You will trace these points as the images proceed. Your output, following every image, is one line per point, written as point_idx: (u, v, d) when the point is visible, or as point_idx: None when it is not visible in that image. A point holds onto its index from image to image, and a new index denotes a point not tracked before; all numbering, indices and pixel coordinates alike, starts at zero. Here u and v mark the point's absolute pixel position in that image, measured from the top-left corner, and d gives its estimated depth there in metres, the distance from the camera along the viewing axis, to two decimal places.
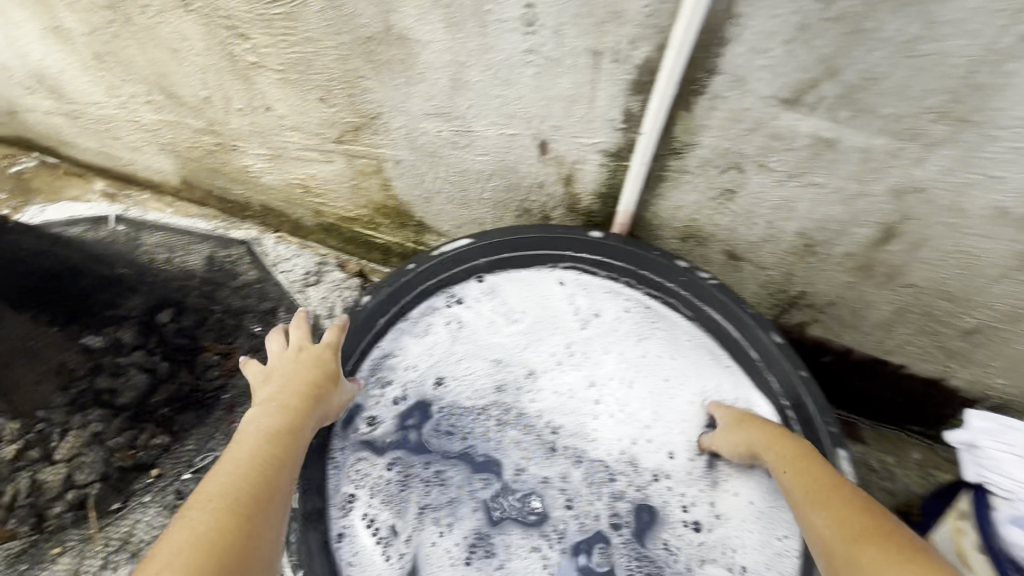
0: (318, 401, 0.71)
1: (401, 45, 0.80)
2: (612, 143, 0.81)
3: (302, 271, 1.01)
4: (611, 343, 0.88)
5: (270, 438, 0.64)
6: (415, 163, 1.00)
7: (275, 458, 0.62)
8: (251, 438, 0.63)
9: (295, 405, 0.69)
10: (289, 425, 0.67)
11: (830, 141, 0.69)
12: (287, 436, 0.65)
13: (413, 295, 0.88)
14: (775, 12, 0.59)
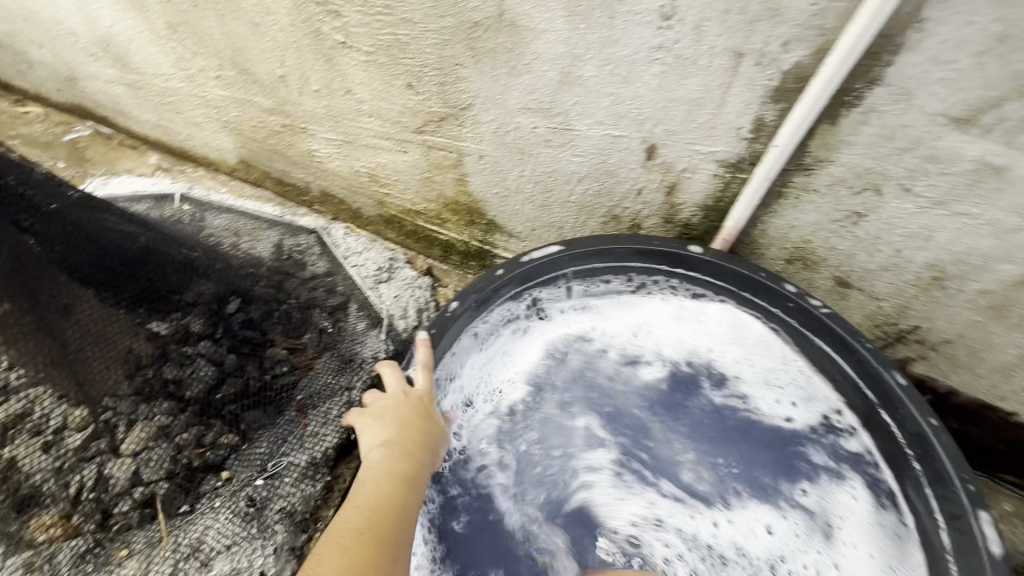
0: (427, 448, 0.68)
1: (511, 32, 0.74)
2: (733, 154, 0.74)
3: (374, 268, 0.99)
4: (689, 357, 0.90)
5: (389, 481, 0.61)
6: (499, 160, 0.94)
7: (402, 506, 0.60)
8: (377, 483, 0.60)
9: (411, 450, 0.66)
10: (409, 470, 0.64)
11: (999, 168, 0.61)
12: (409, 479, 0.63)
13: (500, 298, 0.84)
14: (973, 19, 0.52)
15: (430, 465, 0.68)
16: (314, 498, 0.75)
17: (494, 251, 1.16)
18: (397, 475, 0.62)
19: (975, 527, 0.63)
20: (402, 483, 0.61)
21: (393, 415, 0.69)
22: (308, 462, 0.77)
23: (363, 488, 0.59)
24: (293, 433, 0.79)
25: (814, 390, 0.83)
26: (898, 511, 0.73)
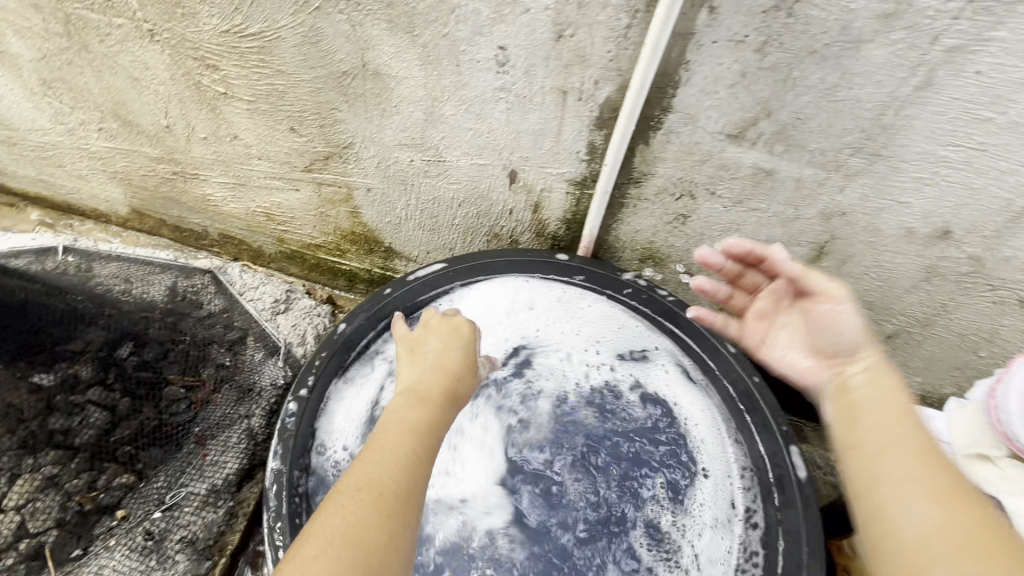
0: (455, 386, 0.71)
1: (376, 80, 0.84)
2: (578, 173, 0.88)
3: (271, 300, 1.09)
4: (552, 329, 0.94)
5: (412, 431, 0.63)
6: (385, 191, 1.03)
7: (414, 455, 0.60)
8: (391, 436, 0.62)
9: (430, 398, 0.68)
10: (424, 418, 0.65)
11: (769, 171, 0.78)
12: (422, 428, 0.64)
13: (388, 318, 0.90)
14: (720, 61, 0.68)
15: (449, 413, 0.68)
16: (217, 524, 0.84)
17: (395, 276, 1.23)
18: (412, 423, 0.64)
19: (790, 459, 0.78)
20: (415, 433, 0.63)
21: (433, 350, 0.76)
22: (209, 490, 0.86)
23: (388, 438, 0.62)
24: (192, 463, 0.87)
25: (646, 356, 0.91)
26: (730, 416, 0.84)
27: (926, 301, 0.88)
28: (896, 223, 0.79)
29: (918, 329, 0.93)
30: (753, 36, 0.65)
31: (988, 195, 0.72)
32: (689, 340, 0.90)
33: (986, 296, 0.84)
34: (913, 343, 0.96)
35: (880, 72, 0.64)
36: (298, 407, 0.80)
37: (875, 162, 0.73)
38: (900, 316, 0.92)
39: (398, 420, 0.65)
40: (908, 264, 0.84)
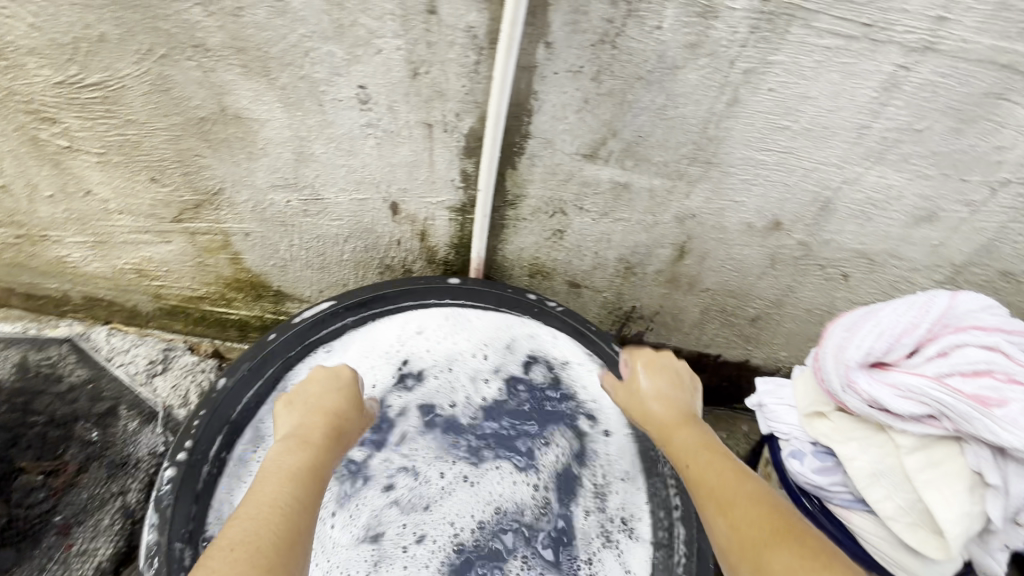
0: (337, 430, 0.72)
1: (238, 124, 0.83)
2: (456, 200, 0.91)
3: (146, 362, 1.03)
4: (451, 347, 0.95)
5: (290, 479, 0.63)
6: (266, 234, 1.00)
7: (293, 503, 0.61)
8: (268, 486, 0.62)
9: (312, 441, 0.69)
10: (304, 465, 0.66)
11: (625, 184, 0.87)
12: (302, 476, 0.64)
13: (277, 366, 0.86)
14: (563, 90, 0.75)
15: (331, 455, 0.69)
16: None
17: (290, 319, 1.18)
18: (289, 473, 0.64)
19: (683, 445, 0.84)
20: (294, 479, 0.63)
21: (318, 397, 0.76)
22: None
23: (264, 490, 0.61)
24: (56, 557, 0.85)
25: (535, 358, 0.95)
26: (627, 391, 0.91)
27: (775, 284, 1.01)
28: (738, 220, 0.90)
29: (774, 310, 1.06)
30: (587, 66, 0.72)
31: (800, 188, 0.85)
32: (582, 340, 0.95)
33: (818, 273, 0.97)
34: (773, 322, 1.08)
35: (696, 92, 0.74)
36: (175, 472, 0.74)
37: (709, 169, 0.83)
38: (757, 300, 1.04)
39: (278, 470, 0.65)
40: (753, 254, 0.96)
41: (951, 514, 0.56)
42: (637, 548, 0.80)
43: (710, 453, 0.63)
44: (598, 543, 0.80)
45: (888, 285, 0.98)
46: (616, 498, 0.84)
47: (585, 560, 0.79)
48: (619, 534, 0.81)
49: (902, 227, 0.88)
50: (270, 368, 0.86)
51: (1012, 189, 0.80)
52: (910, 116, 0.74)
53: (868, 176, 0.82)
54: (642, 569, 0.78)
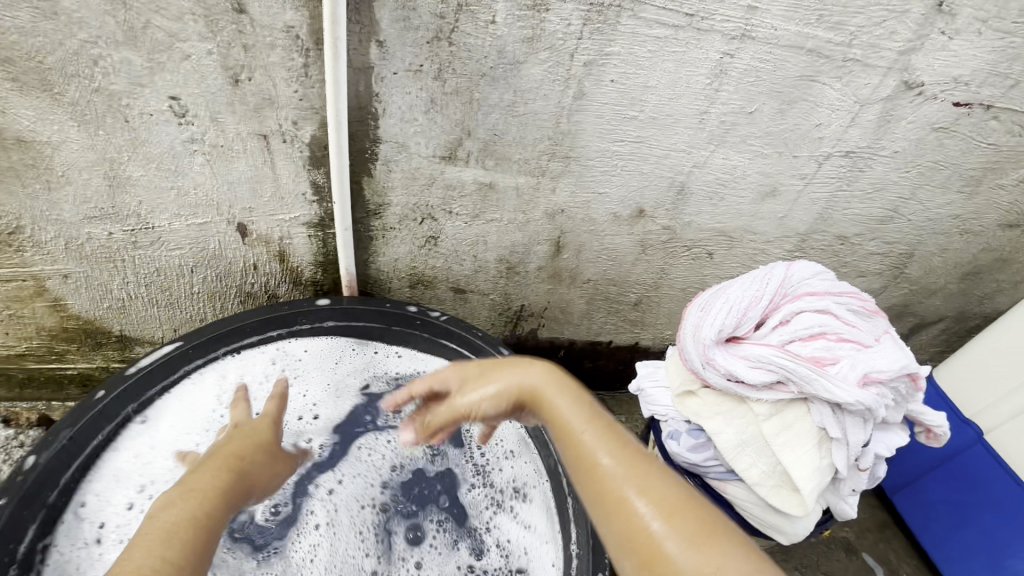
0: (238, 475, 0.61)
1: (23, 148, 0.69)
2: (312, 215, 0.84)
3: None
4: (309, 377, 0.91)
5: (169, 536, 0.51)
6: (90, 273, 0.86)
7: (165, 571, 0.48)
8: (136, 550, 0.49)
9: (203, 489, 0.57)
10: (190, 518, 0.54)
11: (490, 185, 0.84)
12: (185, 535, 0.52)
13: (102, 434, 0.76)
14: (406, 90, 0.71)
15: (226, 506, 0.58)
16: None
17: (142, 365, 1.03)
18: (166, 530, 0.52)
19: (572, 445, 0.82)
20: (176, 537, 0.51)
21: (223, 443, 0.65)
22: None
23: (130, 556, 0.49)
24: None
25: (373, 383, 0.93)
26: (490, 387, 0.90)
27: (650, 268, 1.04)
28: (605, 210, 0.92)
29: (654, 293, 1.10)
30: (427, 65, 0.69)
31: (656, 175, 0.87)
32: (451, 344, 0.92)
33: (686, 254, 1.02)
34: (654, 304, 1.12)
35: (543, 86, 0.73)
36: None
37: (569, 163, 0.83)
38: (637, 285, 1.07)
39: (155, 525, 0.52)
40: (626, 241, 0.98)
41: (804, 471, 0.60)
42: (529, 509, 0.83)
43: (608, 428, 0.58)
44: (489, 512, 0.83)
45: (749, 259, 1.05)
46: (503, 472, 0.86)
47: (482, 529, 0.81)
48: (511, 500, 0.83)
49: (751, 204, 0.95)
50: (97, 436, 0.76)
51: (834, 161, 0.88)
52: (741, 100, 0.79)
53: (714, 159, 0.86)
54: (535, 522, 0.81)
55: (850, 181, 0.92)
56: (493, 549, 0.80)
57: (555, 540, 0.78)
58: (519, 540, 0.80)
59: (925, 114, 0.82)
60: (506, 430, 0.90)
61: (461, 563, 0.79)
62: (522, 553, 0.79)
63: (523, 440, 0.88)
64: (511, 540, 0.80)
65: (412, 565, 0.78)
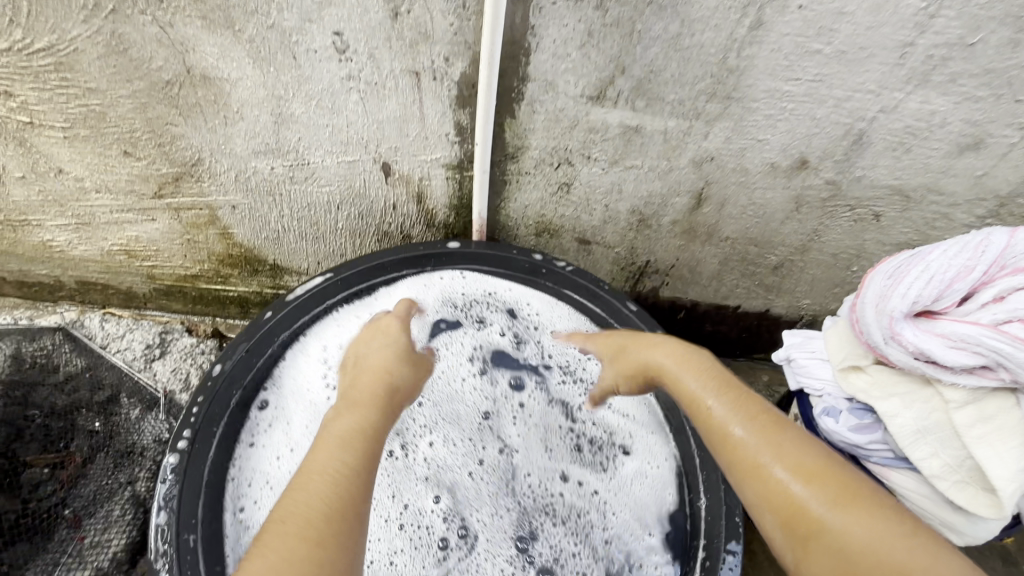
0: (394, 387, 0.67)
1: (207, 85, 0.75)
2: (452, 156, 0.84)
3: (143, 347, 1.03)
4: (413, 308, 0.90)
5: (344, 442, 0.59)
6: (253, 206, 0.94)
7: (344, 469, 0.56)
8: (321, 454, 0.58)
9: (366, 401, 0.64)
10: (359, 426, 0.61)
11: (636, 128, 0.79)
12: (357, 440, 0.59)
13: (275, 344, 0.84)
14: (564, 21, 0.66)
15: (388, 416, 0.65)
16: None
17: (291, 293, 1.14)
18: (343, 437, 0.59)
19: None
20: (351, 442, 0.59)
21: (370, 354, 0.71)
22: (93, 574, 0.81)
23: (317, 457, 0.57)
24: (69, 551, 0.82)
25: (445, 314, 0.90)
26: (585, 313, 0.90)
27: (801, 228, 0.94)
28: (760, 160, 0.82)
29: (798, 257, 1.00)
30: None
31: (831, 122, 0.77)
32: (567, 293, 0.91)
33: (847, 215, 0.91)
34: (796, 270, 1.03)
35: (715, 15, 0.65)
36: (179, 460, 0.73)
37: (729, 105, 0.75)
38: (781, 247, 0.98)
39: (333, 431, 0.60)
40: (779, 197, 0.88)
41: (1005, 471, 0.53)
42: (626, 392, 0.86)
43: (742, 396, 0.58)
44: (588, 395, 0.86)
45: (925, 223, 0.91)
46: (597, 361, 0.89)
47: (584, 412, 0.85)
48: None
49: (943, 158, 0.81)
50: (268, 347, 0.84)
51: None
52: (962, 28, 0.65)
53: (909, 102, 0.73)
54: (633, 405, 0.85)
55: None
56: (592, 422, 0.84)
57: (661, 430, 0.83)
58: (621, 426, 0.84)
59: None
60: (573, 338, 0.90)
61: (563, 421, 0.84)
62: (626, 433, 0.83)
63: None
64: (611, 424, 0.84)
65: (516, 429, 0.83)
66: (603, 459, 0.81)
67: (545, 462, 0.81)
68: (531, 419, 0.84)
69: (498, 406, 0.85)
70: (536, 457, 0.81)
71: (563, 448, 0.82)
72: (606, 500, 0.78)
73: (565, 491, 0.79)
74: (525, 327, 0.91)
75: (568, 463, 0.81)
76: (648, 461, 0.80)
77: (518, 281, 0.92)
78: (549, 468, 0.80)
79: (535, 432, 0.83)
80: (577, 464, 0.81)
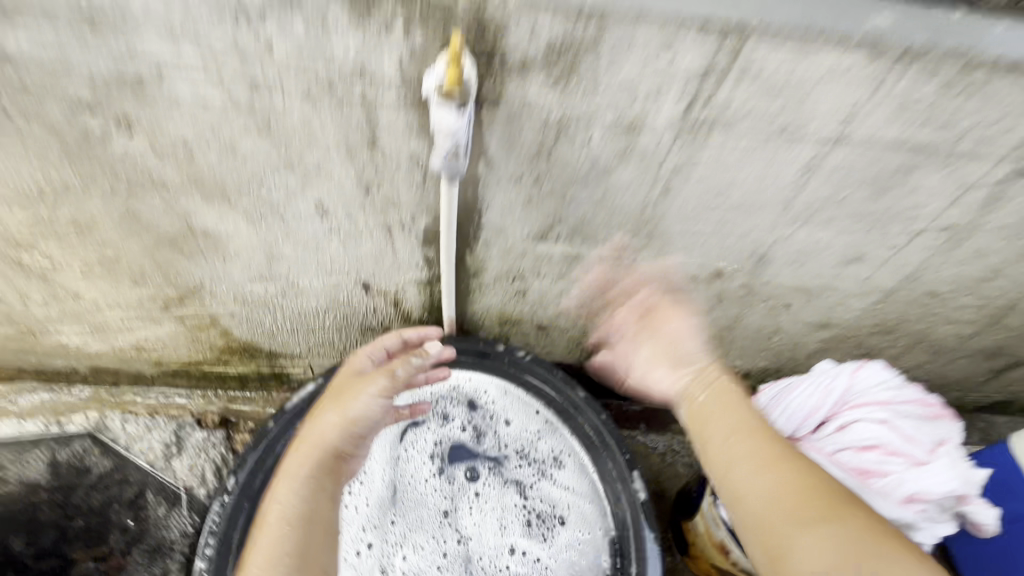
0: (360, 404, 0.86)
1: (207, 236, 0.88)
2: (422, 276, 0.98)
3: (162, 447, 1.17)
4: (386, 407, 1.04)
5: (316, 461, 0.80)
6: (250, 313, 1.07)
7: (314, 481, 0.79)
8: (300, 470, 0.78)
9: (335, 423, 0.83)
10: (329, 446, 0.81)
11: (576, 254, 0.93)
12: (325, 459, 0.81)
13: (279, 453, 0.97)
14: (508, 192, 0.80)
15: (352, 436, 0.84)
16: None
17: (286, 372, 1.27)
18: (315, 453, 0.80)
19: (632, 485, 0.96)
20: (319, 461, 0.80)
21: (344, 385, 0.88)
22: None
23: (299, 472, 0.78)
24: None
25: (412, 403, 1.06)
26: (536, 403, 1.06)
27: (725, 314, 1.10)
28: (683, 272, 0.98)
29: (726, 333, 1.16)
30: (527, 173, 0.77)
31: (737, 246, 0.92)
32: (524, 379, 1.06)
33: (762, 305, 1.07)
34: (726, 341, 1.19)
35: (631, 186, 0.79)
36: (204, 564, 0.89)
37: (652, 238, 0.90)
38: (710, 327, 1.14)
39: (311, 447, 0.81)
40: (703, 294, 1.04)
41: None
42: (568, 472, 1.01)
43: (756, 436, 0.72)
44: (535, 476, 1.02)
45: (827, 308, 1.08)
46: (544, 444, 1.04)
47: (533, 495, 1.01)
48: (552, 466, 1.02)
49: (833, 267, 0.97)
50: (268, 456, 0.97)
51: (921, 234, 0.90)
52: (829, 189, 0.81)
53: (798, 233, 0.89)
54: (574, 480, 1.01)
55: (946, 250, 0.93)
56: (539, 499, 1.00)
57: (597, 496, 0.98)
58: (564, 497, 1.00)
59: None
60: (519, 423, 1.06)
61: (514, 501, 1.01)
62: (568, 504, 0.99)
63: (548, 420, 1.05)
64: (556, 496, 1.00)
65: (472, 514, 1.00)
66: (546, 531, 0.98)
67: (496, 540, 0.98)
68: (485, 506, 1.00)
69: (456, 501, 1.00)
70: (490, 535, 0.98)
71: (514, 524, 0.99)
72: (547, 566, 0.95)
73: (515, 563, 0.96)
74: (482, 422, 1.06)
75: (516, 538, 0.98)
76: (584, 527, 0.97)
77: (479, 370, 1.07)
78: (499, 545, 0.98)
79: (490, 514, 1.00)
80: (524, 537, 0.98)
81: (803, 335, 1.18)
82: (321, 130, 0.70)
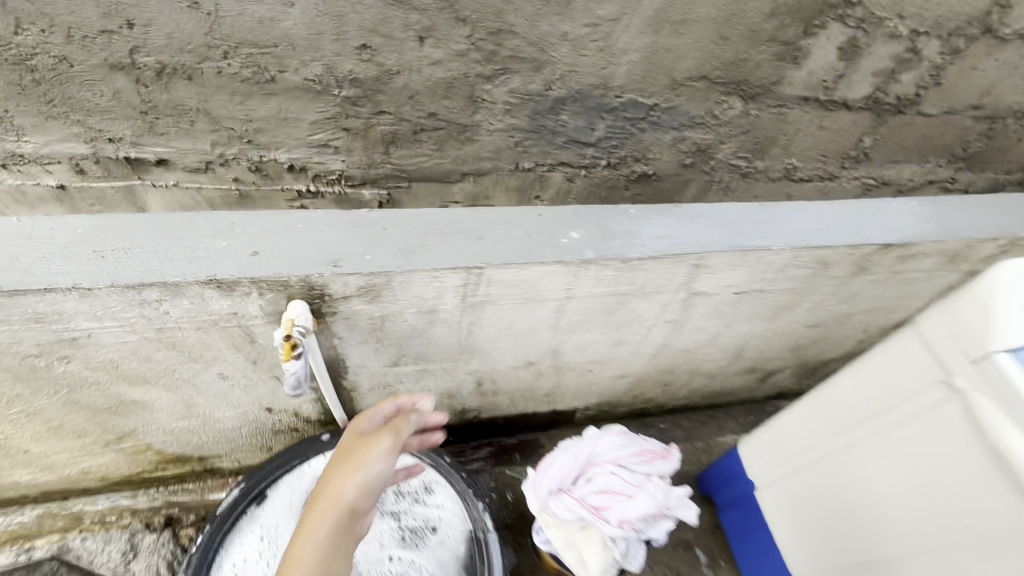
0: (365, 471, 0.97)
1: (135, 402, 1.15)
2: (312, 397, 1.29)
3: (120, 555, 1.43)
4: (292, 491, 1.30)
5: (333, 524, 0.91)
6: (178, 437, 1.34)
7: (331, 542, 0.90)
8: (319, 533, 0.90)
9: (347, 486, 0.95)
10: (343, 509, 0.93)
11: (424, 368, 1.29)
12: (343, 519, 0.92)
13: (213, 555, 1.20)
14: (360, 347, 1.14)
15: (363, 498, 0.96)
16: None
17: (216, 466, 1.54)
18: (331, 517, 0.92)
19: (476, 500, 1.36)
20: (335, 523, 0.91)
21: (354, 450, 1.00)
22: None
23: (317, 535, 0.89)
24: None
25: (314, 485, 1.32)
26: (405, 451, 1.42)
27: (549, 380, 1.50)
28: (506, 365, 1.36)
29: (555, 389, 1.57)
30: (369, 337, 1.11)
31: (536, 348, 1.31)
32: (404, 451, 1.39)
33: (572, 372, 1.48)
34: (558, 393, 1.60)
35: (445, 332, 1.16)
36: None
37: (474, 353, 1.27)
38: (542, 388, 1.54)
39: (326, 513, 0.92)
40: (527, 373, 1.43)
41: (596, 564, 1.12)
42: (432, 496, 1.38)
43: None
44: (408, 504, 1.36)
45: (618, 367, 1.52)
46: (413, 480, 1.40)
47: (407, 517, 1.35)
48: (420, 495, 1.38)
49: (608, 347, 1.39)
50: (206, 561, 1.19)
51: (654, 326, 1.33)
52: (578, 315, 1.21)
53: (572, 336, 1.30)
54: (438, 502, 1.37)
55: (675, 330, 1.38)
56: (412, 518, 1.35)
57: (455, 511, 1.36)
58: (431, 514, 1.36)
59: (710, 300, 1.27)
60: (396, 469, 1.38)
61: (393, 524, 1.33)
62: (434, 518, 1.35)
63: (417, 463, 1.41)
64: (425, 515, 1.35)
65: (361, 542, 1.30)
66: (419, 540, 1.32)
67: (377, 553, 1.29)
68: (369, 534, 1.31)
69: None
70: (373, 550, 1.29)
71: (393, 539, 1.31)
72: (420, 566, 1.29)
73: (393, 566, 1.28)
74: None
75: (395, 548, 1.30)
76: (447, 533, 1.33)
77: None
78: (382, 558, 1.29)
79: (375, 540, 1.31)
80: (402, 548, 1.31)
81: (611, 382, 1.61)
82: (213, 340, 1.01)
